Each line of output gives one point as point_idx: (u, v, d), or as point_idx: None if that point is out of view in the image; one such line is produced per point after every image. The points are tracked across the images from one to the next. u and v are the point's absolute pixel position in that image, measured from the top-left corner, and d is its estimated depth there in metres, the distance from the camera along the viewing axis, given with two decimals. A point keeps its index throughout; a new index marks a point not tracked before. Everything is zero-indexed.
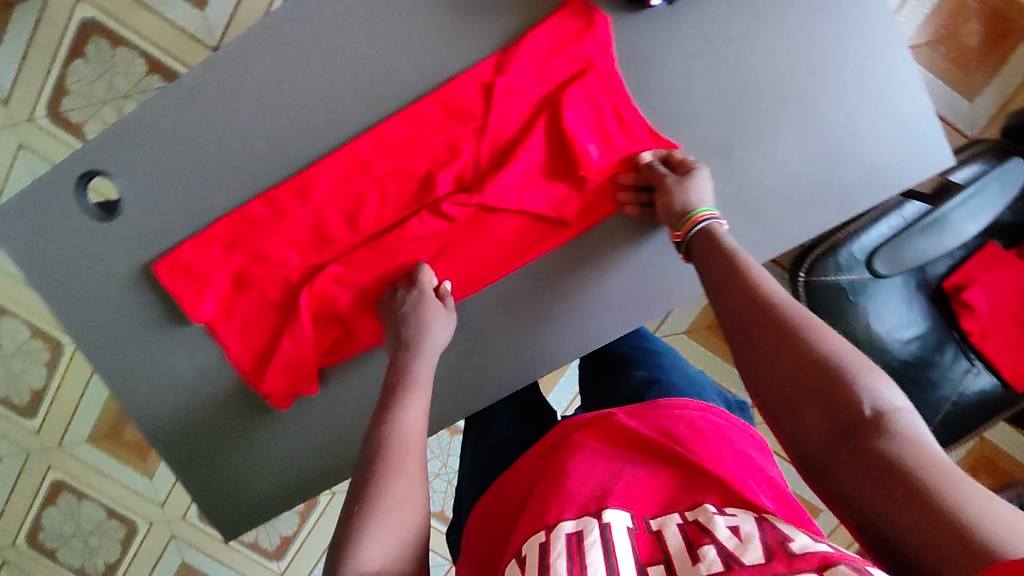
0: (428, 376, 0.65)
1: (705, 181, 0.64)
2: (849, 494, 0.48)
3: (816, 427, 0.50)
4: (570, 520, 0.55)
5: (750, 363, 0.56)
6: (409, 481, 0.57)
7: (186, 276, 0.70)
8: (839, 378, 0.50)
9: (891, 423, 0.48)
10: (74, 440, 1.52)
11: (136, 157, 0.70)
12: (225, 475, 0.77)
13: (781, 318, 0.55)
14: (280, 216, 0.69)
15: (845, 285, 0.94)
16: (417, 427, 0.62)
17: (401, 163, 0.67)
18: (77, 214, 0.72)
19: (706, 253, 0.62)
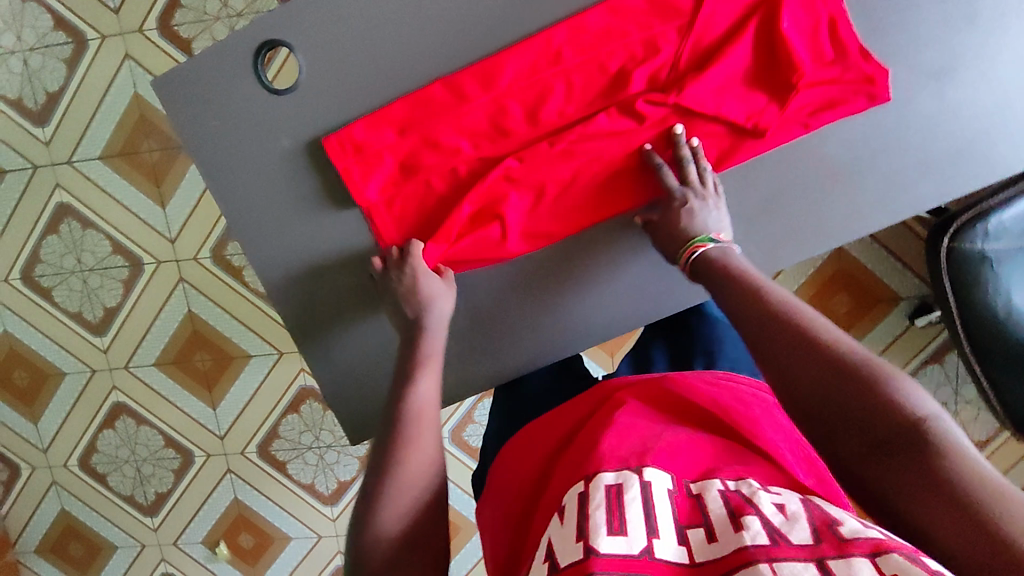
0: (438, 350, 0.67)
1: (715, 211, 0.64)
2: (888, 499, 0.45)
3: (848, 437, 0.48)
4: (611, 472, 0.50)
5: (770, 371, 0.53)
6: (416, 452, 0.58)
7: (355, 154, 0.69)
8: (872, 382, 0.48)
9: (931, 431, 0.44)
10: (141, 362, 1.50)
11: (319, 29, 0.67)
12: (367, 366, 0.77)
13: (802, 326, 0.53)
14: (461, 101, 0.68)
15: (988, 255, 0.91)
16: (428, 393, 0.63)
17: (594, 58, 0.66)
18: (251, 84, 0.69)
19: (714, 270, 0.61)
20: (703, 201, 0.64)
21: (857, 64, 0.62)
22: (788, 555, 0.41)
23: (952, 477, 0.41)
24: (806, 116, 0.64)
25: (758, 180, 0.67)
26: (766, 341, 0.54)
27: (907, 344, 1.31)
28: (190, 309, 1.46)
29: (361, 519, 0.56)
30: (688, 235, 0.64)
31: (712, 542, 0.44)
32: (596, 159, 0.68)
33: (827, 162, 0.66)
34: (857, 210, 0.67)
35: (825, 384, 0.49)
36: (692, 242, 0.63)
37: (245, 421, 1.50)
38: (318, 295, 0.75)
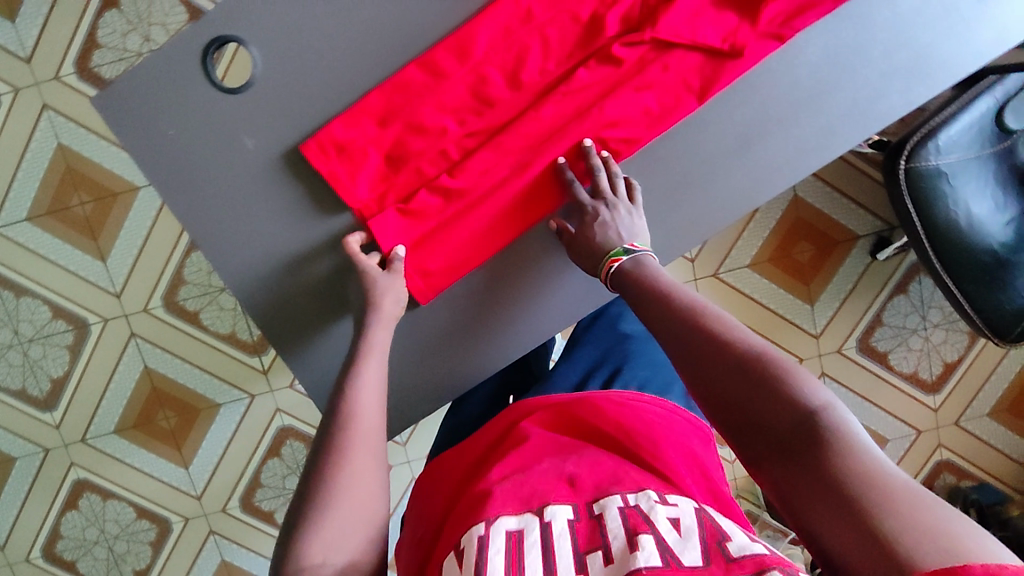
0: (381, 346, 0.63)
1: (625, 221, 0.64)
2: (789, 494, 0.45)
3: (758, 434, 0.48)
4: (512, 516, 0.51)
5: (687, 369, 0.54)
6: (362, 460, 0.56)
7: (338, 155, 0.66)
8: (776, 380, 0.49)
9: (827, 427, 0.45)
10: (99, 433, 1.38)
11: (272, 18, 0.65)
12: None
13: (714, 326, 0.54)
14: (439, 79, 0.66)
15: (944, 170, 0.95)
16: (372, 399, 0.60)
17: (566, 10, 0.66)
18: (202, 87, 0.66)
19: (633, 281, 0.61)
20: (616, 212, 0.64)
21: None
22: (676, 574, 0.44)
23: (840, 471, 0.43)
24: (779, 25, 0.65)
25: (744, 104, 0.67)
26: (688, 349, 0.54)
27: (871, 280, 1.36)
28: (146, 365, 1.36)
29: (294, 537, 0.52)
30: (603, 250, 0.63)
31: (609, 566, 0.47)
32: (588, 107, 0.67)
33: (808, 79, 0.67)
34: (839, 122, 0.67)
35: (735, 378, 0.50)
36: (608, 257, 0.63)
37: (223, 472, 1.40)
38: (298, 300, 0.69)
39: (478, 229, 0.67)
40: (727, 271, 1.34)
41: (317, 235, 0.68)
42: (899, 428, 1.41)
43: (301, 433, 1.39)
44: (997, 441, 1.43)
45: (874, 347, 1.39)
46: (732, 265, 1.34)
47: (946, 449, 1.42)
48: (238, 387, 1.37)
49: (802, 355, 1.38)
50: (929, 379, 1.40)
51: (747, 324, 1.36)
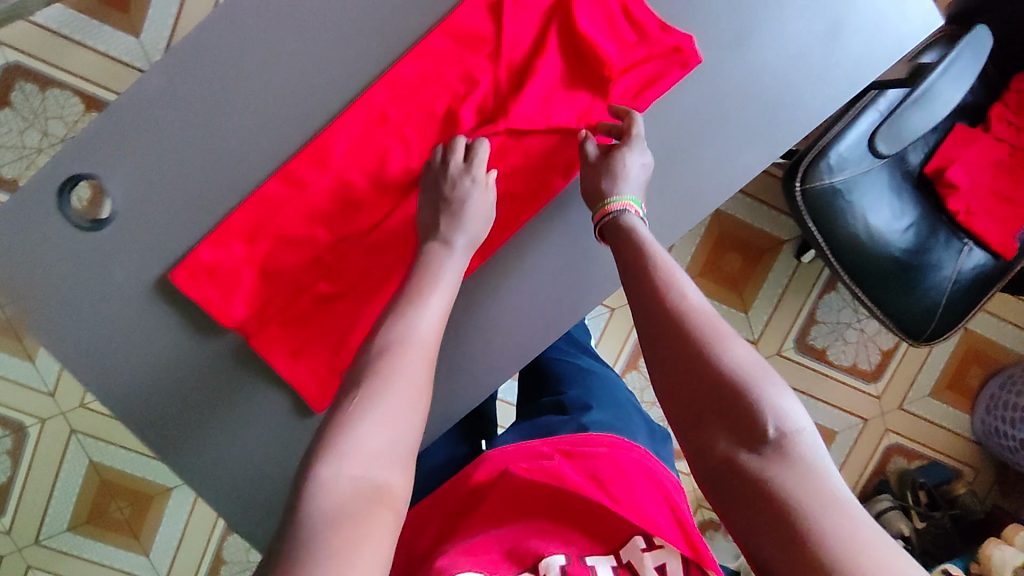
0: (451, 276, 0.62)
1: (637, 164, 0.62)
2: (738, 509, 0.46)
3: (724, 439, 0.49)
4: None
5: (664, 364, 0.53)
6: (394, 408, 0.54)
7: (208, 279, 0.66)
8: (750, 394, 0.49)
9: (792, 451, 0.47)
10: (52, 532, 1.36)
11: (127, 150, 0.64)
12: (273, 491, 0.70)
13: (689, 324, 0.54)
14: (301, 190, 0.66)
15: (839, 187, 0.96)
16: (428, 342, 0.59)
17: (420, 106, 0.65)
18: (63, 227, 0.65)
19: (615, 249, 0.61)
20: (634, 155, 0.62)
21: (659, 40, 0.64)
22: None
23: (797, 491, 0.44)
24: (630, 98, 0.65)
25: None
26: (670, 342, 0.53)
27: (801, 281, 1.39)
28: (91, 459, 1.34)
29: (318, 451, 0.50)
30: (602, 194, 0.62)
31: None
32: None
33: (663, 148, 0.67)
34: (699, 185, 0.67)
35: (707, 383, 0.51)
36: (614, 199, 0.61)
37: (185, 555, 1.38)
38: (198, 418, 0.70)
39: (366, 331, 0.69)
40: None
41: (207, 352, 0.69)
42: (847, 420, 1.44)
43: None
44: (942, 419, 1.47)
45: (812, 345, 1.41)
46: None
47: (894, 433, 1.46)
48: None
49: None
50: (868, 368, 1.44)
51: None
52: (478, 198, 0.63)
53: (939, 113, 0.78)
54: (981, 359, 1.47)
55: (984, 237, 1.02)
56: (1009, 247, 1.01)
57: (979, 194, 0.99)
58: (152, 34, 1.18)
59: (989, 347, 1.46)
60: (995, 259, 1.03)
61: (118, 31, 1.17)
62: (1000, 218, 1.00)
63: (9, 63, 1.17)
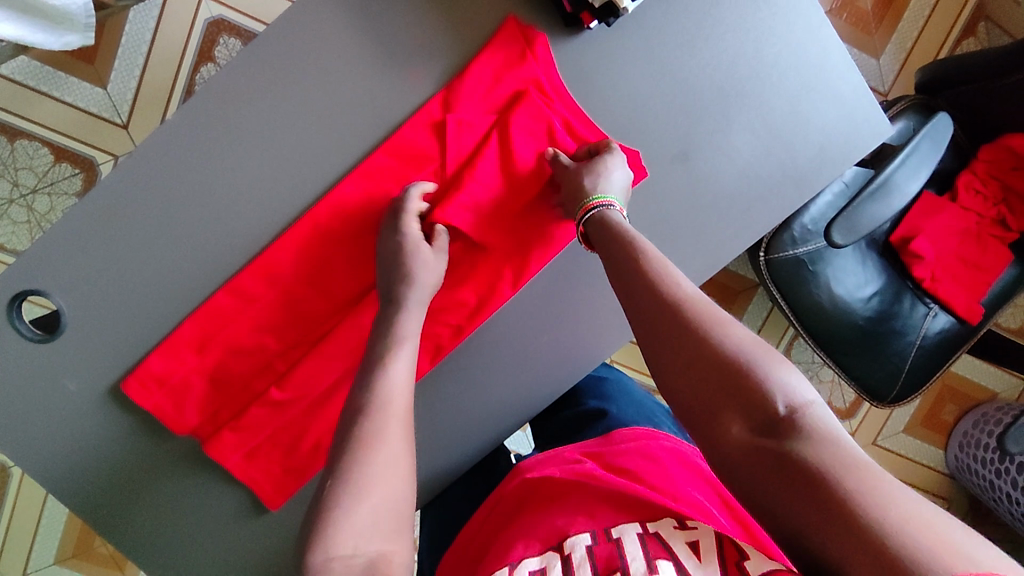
0: (415, 324, 0.61)
1: (618, 167, 0.61)
2: (763, 495, 0.43)
3: (734, 423, 0.45)
4: (533, 558, 0.51)
5: (661, 352, 0.50)
6: (386, 453, 0.52)
7: (159, 389, 0.66)
8: (753, 373, 0.46)
9: (805, 424, 0.43)
10: (37, 568, 1.38)
11: (76, 264, 0.65)
12: None
13: (687, 310, 0.51)
14: (250, 302, 0.66)
15: (804, 257, 0.96)
16: (404, 380, 0.57)
17: (365, 221, 0.66)
18: (13, 341, 0.65)
19: (605, 240, 0.58)
20: (613, 163, 0.61)
21: None
22: None
23: (821, 462, 0.40)
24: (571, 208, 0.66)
25: (554, 284, 0.68)
26: (665, 327, 0.51)
27: (776, 322, 1.39)
28: None
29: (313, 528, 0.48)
30: (583, 193, 0.60)
31: None
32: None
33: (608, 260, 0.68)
34: None
35: (708, 367, 0.47)
36: (590, 197, 0.60)
37: None
38: (154, 520, 0.70)
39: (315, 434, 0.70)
40: None
41: (163, 454, 0.69)
42: None
43: None
44: (918, 455, 1.48)
45: None
46: None
47: None
48: None
49: None
50: (843, 406, 1.45)
51: None
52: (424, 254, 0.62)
53: (895, 205, 0.78)
54: (956, 397, 1.49)
55: (949, 302, 1.01)
56: (974, 313, 1.01)
57: (945, 262, 0.99)
58: (119, 85, 1.20)
59: (964, 385, 1.47)
60: (961, 323, 1.03)
61: (85, 83, 1.19)
62: (967, 285, 1.00)
63: None
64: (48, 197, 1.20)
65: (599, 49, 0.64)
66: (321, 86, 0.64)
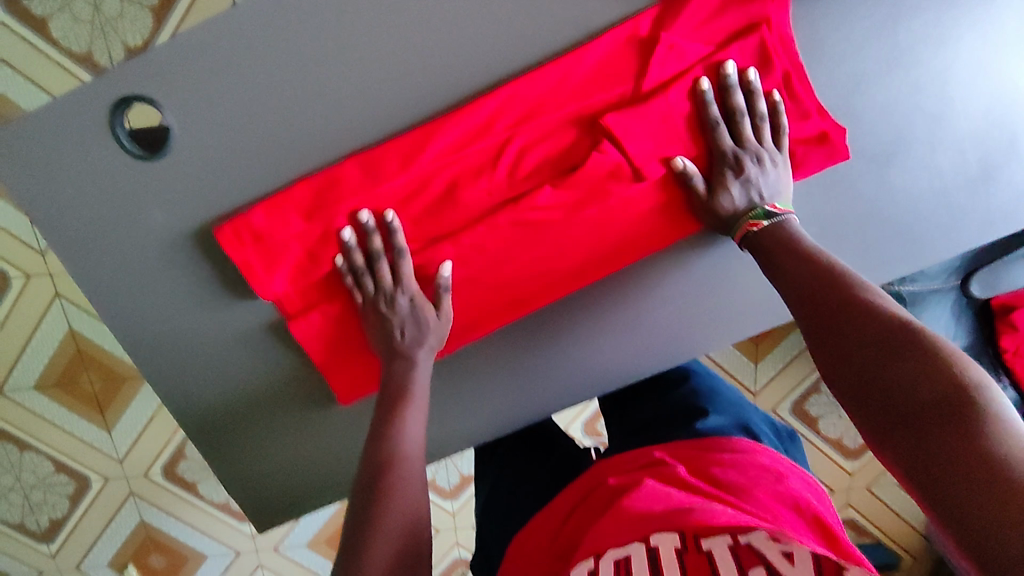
0: (423, 384, 0.64)
1: (770, 174, 0.59)
2: (920, 466, 0.39)
3: (895, 398, 0.43)
4: (618, 547, 0.49)
5: (818, 329, 0.50)
6: (408, 487, 0.56)
7: (254, 246, 0.60)
8: (926, 351, 0.43)
9: (979, 402, 0.39)
10: (17, 387, 1.33)
11: (192, 83, 0.57)
12: (273, 459, 0.71)
13: (852, 291, 0.50)
14: (379, 180, 0.59)
15: (904, 295, 0.93)
16: (418, 433, 0.61)
17: (534, 128, 0.60)
18: (107, 150, 0.58)
19: (775, 244, 0.57)
20: (762, 167, 0.58)
21: (815, 126, 0.59)
22: None
23: (994, 447, 0.37)
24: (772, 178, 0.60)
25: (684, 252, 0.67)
26: (829, 303, 0.50)
27: None
28: (70, 327, 1.30)
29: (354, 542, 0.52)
30: (742, 209, 0.60)
31: None
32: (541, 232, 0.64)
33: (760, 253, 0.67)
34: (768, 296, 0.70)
35: (866, 353, 0.46)
36: (746, 218, 0.59)
37: (148, 442, 1.40)
38: (209, 381, 0.67)
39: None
40: None
41: (235, 321, 0.64)
42: None
43: None
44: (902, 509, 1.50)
45: (806, 411, 1.42)
46: None
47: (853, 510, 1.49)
48: None
49: None
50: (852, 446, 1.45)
51: None
52: (438, 316, 0.64)
53: None
54: None
55: (1020, 379, 0.97)
56: None
57: None
58: None
59: None
60: None
61: None
62: None
63: None
64: (118, 1, 1.11)
65: (844, 15, 0.57)
66: None
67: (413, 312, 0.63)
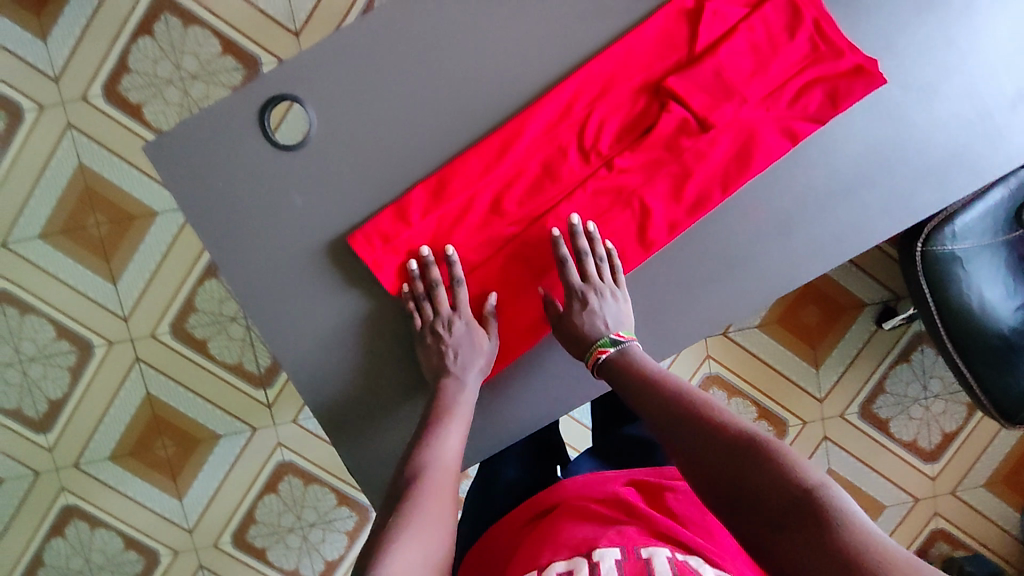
0: (467, 405, 0.71)
1: (609, 310, 0.70)
2: (795, 570, 0.49)
3: (766, 504, 0.53)
4: (561, 561, 0.62)
5: (684, 454, 0.60)
6: (436, 503, 0.62)
7: (382, 246, 0.72)
8: (767, 457, 0.55)
9: (818, 500, 0.51)
10: (93, 458, 1.34)
11: (329, 84, 0.70)
12: (386, 437, 0.76)
13: (706, 411, 0.61)
14: (484, 169, 0.72)
15: (958, 254, 0.98)
16: (453, 452, 0.67)
17: (606, 100, 0.72)
18: (257, 142, 0.70)
19: (624, 372, 0.68)
20: (602, 299, 0.70)
21: (852, 57, 0.68)
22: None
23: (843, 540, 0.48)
24: (822, 109, 0.69)
25: (763, 190, 0.71)
26: (685, 426, 0.61)
27: (875, 348, 1.40)
28: (148, 391, 1.33)
29: (378, 546, 0.57)
30: (592, 339, 0.69)
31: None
32: (625, 192, 0.72)
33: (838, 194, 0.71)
34: (863, 234, 0.71)
35: (730, 467, 0.56)
36: (595, 346, 0.69)
37: (217, 508, 1.37)
38: (332, 350, 0.74)
39: (507, 325, 0.74)
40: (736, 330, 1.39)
41: (356, 290, 0.74)
42: (895, 496, 1.43)
43: (300, 469, 1.37)
44: (994, 513, 1.43)
45: (876, 414, 1.42)
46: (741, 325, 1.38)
47: (942, 518, 1.44)
48: (241, 419, 1.35)
49: (805, 418, 1.41)
50: (928, 447, 1.43)
51: (757, 385, 1.40)
52: (487, 342, 0.73)
53: None
54: None
55: None
56: None
57: None
58: None
59: None
60: None
61: None
62: None
63: None
64: (204, 85, 1.25)
65: None
66: None
67: (466, 336, 0.72)
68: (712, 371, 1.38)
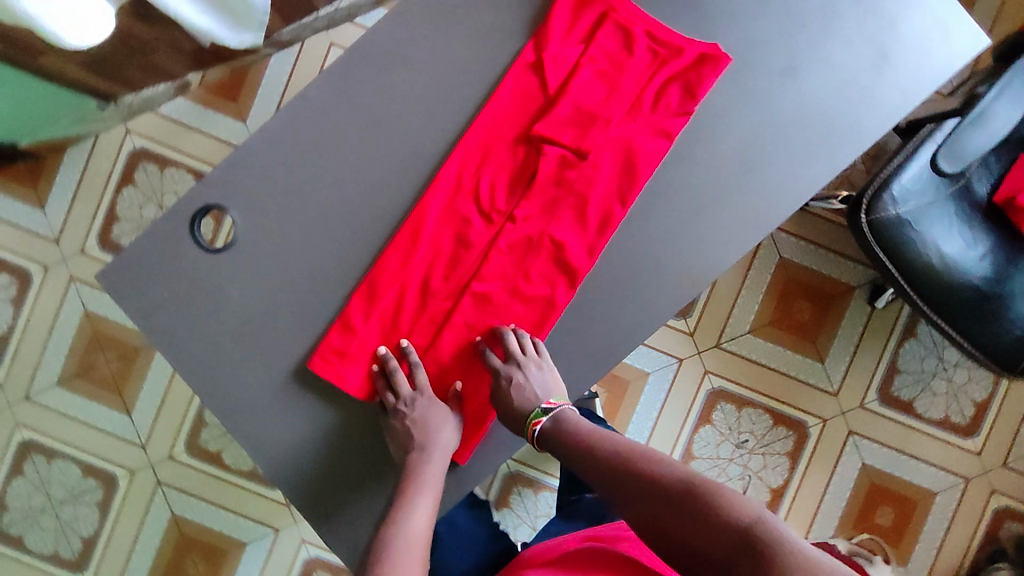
0: (434, 477, 0.71)
1: (536, 384, 0.72)
2: None
3: (717, 550, 0.54)
4: None
5: (631, 511, 0.61)
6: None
7: (339, 360, 0.75)
8: (706, 501, 0.57)
9: (761, 533, 0.53)
10: None
11: (247, 183, 0.76)
12: (356, 509, 0.77)
13: (642, 467, 0.62)
14: (405, 260, 0.77)
15: (905, 217, 0.97)
16: (422, 525, 0.67)
17: (491, 161, 0.78)
18: (191, 248, 0.76)
19: (561, 444, 0.69)
20: (526, 372, 0.72)
21: (692, 49, 0.75)
22: None
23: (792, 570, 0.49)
24: (684, 104, 0.75)
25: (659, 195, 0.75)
26: (628, 485, 0.62)
27: (876, 329, 1.37)
28: (172, 512, 1.38)
29: None
30: (525, 412, 0.71)
31: None
32: (536, 237, 0.77)
33: (732, 185, 0.75)
34: (768, 214, 0.75)
35: (675, 519, 0.57)
36: (528, 420, 0.71)
37: None
38: (290, 432, 0.77)
39: (472, 395, 0.76)
40: (729, 340, 1.37)
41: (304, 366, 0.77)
42: (943, 480, 1.35)
43: (327, 563, 1.38)
44: None
45: (897, 397, 1.36)
46: (732, 334, 1.37)
47: (1000, 495, 1.34)
48: (263, 523, 1.37)
49: (824, 415, 1.36)
50: (962, 422, 1.35)
51: (764, 391, 1.36)
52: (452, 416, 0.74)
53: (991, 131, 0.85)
54: None
55: None
56: None
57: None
58: (257, 119, 1.40)
59: None
60: None
61: (230, 119, 1.39)
62: None
63: (136, 147, 1.39)
64: None
65: None
66: (455, 36, 0.78)
67: (429, 410, 0.73)
68: (715, 385, 1.36)
